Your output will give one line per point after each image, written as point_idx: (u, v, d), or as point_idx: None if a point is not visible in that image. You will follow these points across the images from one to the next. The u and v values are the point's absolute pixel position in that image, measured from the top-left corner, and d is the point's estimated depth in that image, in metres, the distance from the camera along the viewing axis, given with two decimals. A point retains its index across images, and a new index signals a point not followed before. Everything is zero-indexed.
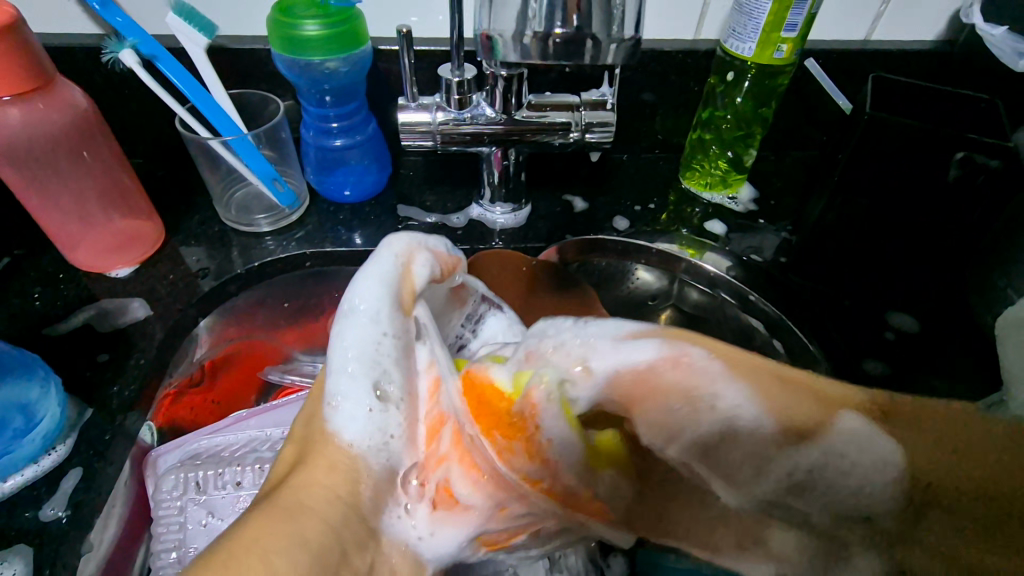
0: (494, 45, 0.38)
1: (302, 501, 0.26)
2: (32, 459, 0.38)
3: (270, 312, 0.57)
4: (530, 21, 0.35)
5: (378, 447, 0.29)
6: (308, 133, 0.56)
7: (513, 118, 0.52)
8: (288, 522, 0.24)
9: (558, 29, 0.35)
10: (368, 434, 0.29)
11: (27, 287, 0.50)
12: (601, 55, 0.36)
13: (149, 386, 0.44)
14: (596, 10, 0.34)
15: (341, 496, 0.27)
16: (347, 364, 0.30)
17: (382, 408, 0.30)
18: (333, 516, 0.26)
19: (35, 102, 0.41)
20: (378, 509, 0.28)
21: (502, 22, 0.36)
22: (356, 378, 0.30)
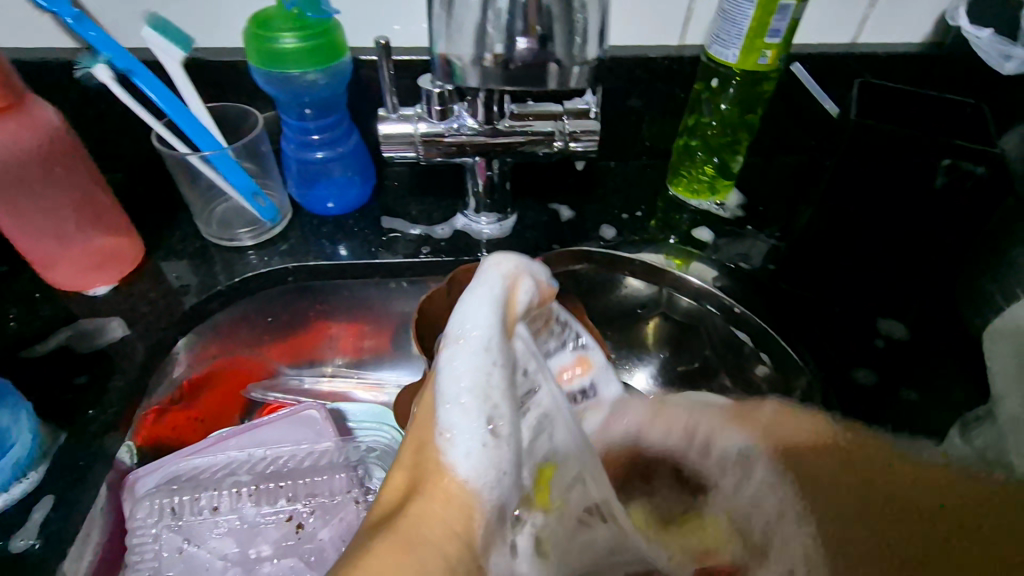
0: (454, 70, 0.37)
1: (421, 536, 0.24)
2: (5, 488, 0.37)
3: (252, 327, 0.56)
4: (488, 45, 0.35)
5: (497, 487, 0.27)
6: (289, 146, 0.55)
7: (496, 128, 0.51)
8: (397, 553, 0.23)
9: (519, 50, 0.34)
10: (492, 474, 0.27)
11: (3, 309, 0.49)
12: (564, 79, 0.36)
13: (127, 407, 0.43)
14: (557, 32, 0.34)
15: (458, 532, 0.25)
16: (461, 394, 0.27)
17: (496, 444, 0.27)
18: (454, 545, 0.24)
19: (6, 123, 0.41)
20: (488, 550, 0.26)
21: (460, 44, 0.36)
22: (471, 411, 0.27)
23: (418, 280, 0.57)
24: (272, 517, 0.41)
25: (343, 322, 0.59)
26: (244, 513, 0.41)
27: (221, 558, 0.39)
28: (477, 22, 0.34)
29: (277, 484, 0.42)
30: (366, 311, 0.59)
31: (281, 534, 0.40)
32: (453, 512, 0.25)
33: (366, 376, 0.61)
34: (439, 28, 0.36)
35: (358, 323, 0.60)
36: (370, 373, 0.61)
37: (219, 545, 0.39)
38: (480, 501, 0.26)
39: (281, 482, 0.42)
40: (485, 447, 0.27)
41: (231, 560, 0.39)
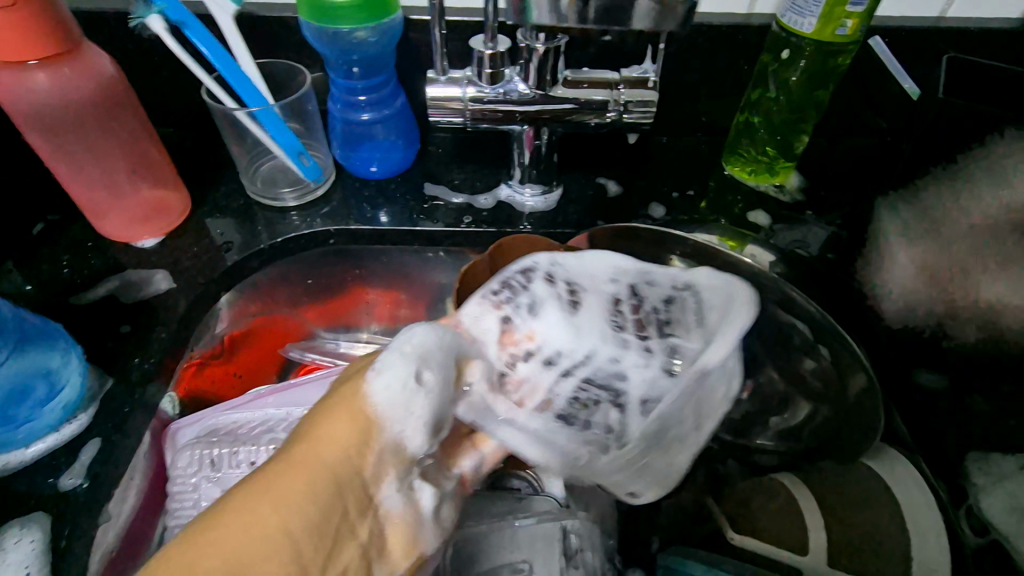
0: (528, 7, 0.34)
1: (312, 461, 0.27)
2: (54, 426, 0.38)
3: (292, 287, 0.56)
4: None
5: (399, 425, 0.28)
6: (336, 105, 0.54)
7: (547, 95, 0.49)
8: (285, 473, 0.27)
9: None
10: (397, 410, 0.28)
11: (56, 255, 0.50)
12: (658, 21, 0.34)
13: (168, 359, 0.44)
14: None
15: (336, 469, 0.27)
16: (405, 345, 0.30)
17: (417, 389, 0.29)
18: (326, 476, 0.27)
19: (62, 68, 0.41)
20: (376, 478, 0.28)
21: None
22: (405, 358, 0.29)
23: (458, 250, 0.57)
24: None
25: (379, 289, 0.60)
26: None
27: None
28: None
29: None
30: (404, 279, 0.59)
31: None
32: (346, 431, 0.28)
33: None
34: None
35: (394, 291, 0.60)
36: None
37: None
38: (384, 430, 0.28)
39: None
40: (380, 375, 0.29)
41: None
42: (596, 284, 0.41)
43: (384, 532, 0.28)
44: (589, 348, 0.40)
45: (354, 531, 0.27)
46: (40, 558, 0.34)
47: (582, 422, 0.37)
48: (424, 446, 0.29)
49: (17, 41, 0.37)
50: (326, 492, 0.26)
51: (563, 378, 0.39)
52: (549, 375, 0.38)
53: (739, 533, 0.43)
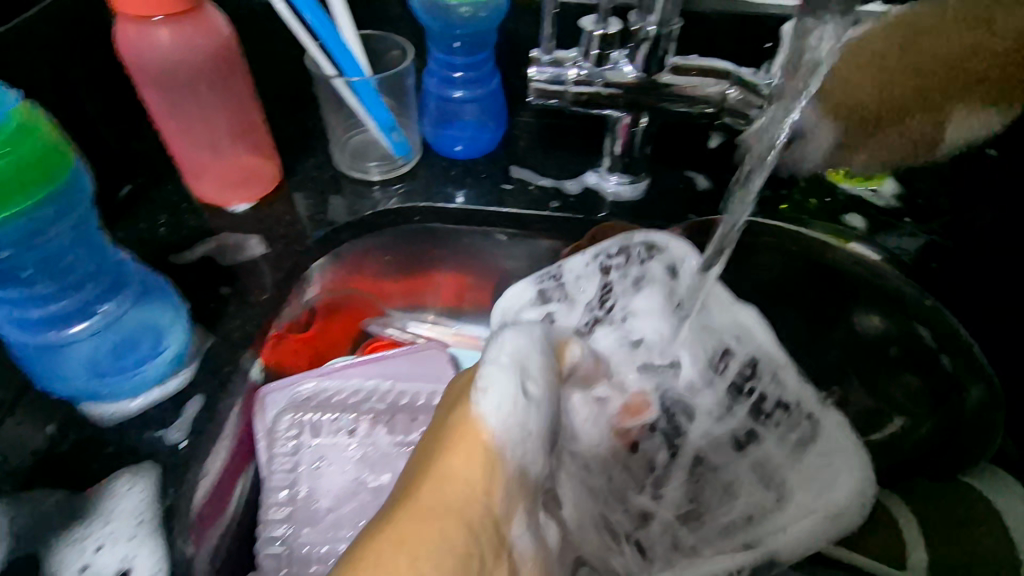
0: None
1: (442, 499, 0.26)
2: (158, 381, 0.38)
3: (375, 263, 0.56)
4: None
5: (519, 450, 0.28)
6: (431, 80, 0.54)
7: (653, 80, 0.47)
8: (419, 524, 0.25)
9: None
10: (517, 429, 0.28)
11: (153, 215, 0.50)
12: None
13: (264, 323, 0.44)
14: None
15: (479, 493, 0.26)
16: (501, 356, 0.30)
17: (528, 401, 0.29)
18: (462, 497, 0.26)
19: (185, 26, 0.41)
20: (510, 514, 0.28)
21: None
22: (507, 372, 0.29)
23: (523, 237, 0.55)
24: (403, 447, 0.41)
25: (449, 271, 0.58)
26: (376, 441, 0.41)
27: (351, 480, 0.40)
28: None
29: (408, 416, 0.42)
30: (473, 262, 0.58)
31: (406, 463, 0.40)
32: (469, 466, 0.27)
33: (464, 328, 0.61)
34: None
35: (463, 274, 0.59)
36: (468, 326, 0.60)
37: (350, 468, 0.40)
38: (501, 455, 0.27)
39: (413, 416, 0.42)
40: (491, 395, 0.28)
41: (359, 483, 0.40)
42: (693, 317, 0.45)
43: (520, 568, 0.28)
44: (685, 384, 0.45)
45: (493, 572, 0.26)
46: (154, 506, 0.34)
47: (655, 453, 0.44)
48: (540, 468, 0.29)
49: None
50: (459, 536, 0.25)
51: (622, 384, 0.46)
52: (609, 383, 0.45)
53: (830, 542, 0.40)
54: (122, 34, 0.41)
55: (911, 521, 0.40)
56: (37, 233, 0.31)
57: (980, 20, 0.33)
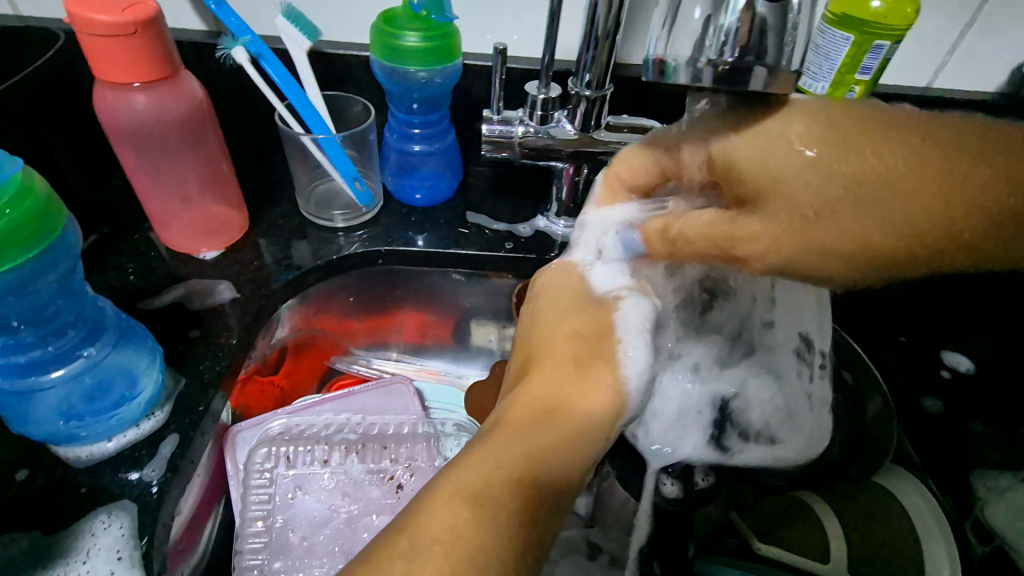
0: (666, 73, 0.30)
1: (561, 424, 0.31)
2: (133, 422, 0.40)
3: (340, 303, 0.60)
4: (708, 45, 0.28)
5: (636, 395, 0.34)
6: (391, 136, 0.59)
7: (590, 137, 0.54)
8: (519, 444, 0.30)
9: (728, 61, 0.28)
10: (634, 378, 0.34)
11: (122, 263, 0.52)
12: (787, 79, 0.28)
13: (235, 363, 0.46)
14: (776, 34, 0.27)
15: (574, 436, 0.31)
16: (634, 331, 0.35)
17: (631, 357, 0.34)
18: (566, 440, 0.30)
19: (161, 91, 0.45)
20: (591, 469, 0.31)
21: (681, 45, 0.29)
22: (638, 340, 0.35)
23: (479, 275, 0.60)
24: (375, 474, 0.44)
25: (411, 311, 0.63)
26: (350, 469, 0.44)
27: (327, 508, 0.42)
28: (701, 20, 0.28)
29: (380, 445, 0.45)
30: (434, 301, 0.63)
31: (380, 490, 0.43)
32: (598, 386, 0.33)
33: (427, 364, 0.65)
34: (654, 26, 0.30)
35: (423, 314, 0.64)
36: (431, 362, 0.65)
37: (326, 496, 0.43)
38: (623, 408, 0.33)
39: (385, 445, 0.45)
40: (636, 360, 0.34)
41: (334, 510, 0.42)
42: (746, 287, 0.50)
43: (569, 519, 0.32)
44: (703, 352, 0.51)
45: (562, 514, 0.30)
46: (130, 542, 0.36)
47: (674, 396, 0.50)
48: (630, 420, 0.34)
49: (130, 65, 0.41)
50: (559, 474, 0.29)
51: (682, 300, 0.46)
52: (698, 346, 0.51)
53: (767, 543, 0.45)
54: (101, 99, 0.44)
55: (831, 516, 0.45)
56: (29, 286, 0.33)
57: (967, 148, 0.29)
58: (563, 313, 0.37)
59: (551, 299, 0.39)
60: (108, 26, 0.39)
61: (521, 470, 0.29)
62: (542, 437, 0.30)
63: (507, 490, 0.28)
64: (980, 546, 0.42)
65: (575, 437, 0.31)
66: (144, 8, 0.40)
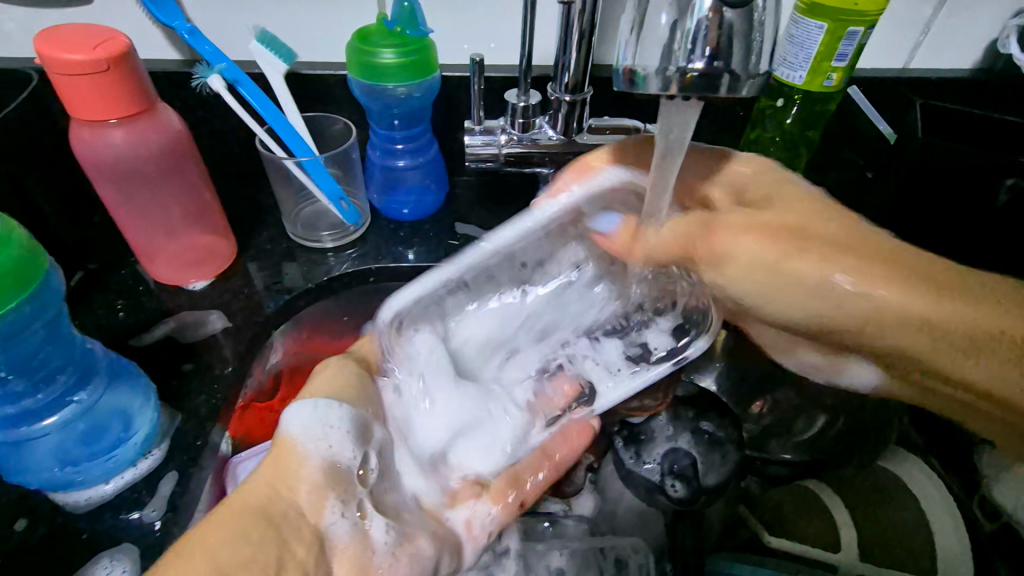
0: (635, 82, 0.29)
1: (210, 545, 0.30)
2: (132, 462, 0.40)
3: (334, 326, 0.59)
4: (675, 50, 0.28)
5: (321, 445, 0.36)
6: (374, 153, 0.59)
7: (574, 140, 0.54)
8: (196, 550, 0.30)
9: (697, 65, 0.27)
10: (317, 428, 0.36)
11: (110, 300, 0.52)
12: (739, 90, 0.28)
13: (232, 394, 0.46)
14: (741, 42, 0.27)
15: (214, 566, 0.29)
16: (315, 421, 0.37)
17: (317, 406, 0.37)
18: (226, 564, 0.29)
19: (139, 125, 0.45)
20: (314, 509, 0.34)
21: (650, 53, 0.28)
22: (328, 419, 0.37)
23: None
24: None
25: None
26: None
27: None
28: (667, 27, 0.28)
29: None
30: None
31: None
32: (245, 550, 0.30)
33: None
34: (623, 33, 0.30)
35: None
36: None
37: None
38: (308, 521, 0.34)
39: None
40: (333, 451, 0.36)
41: None
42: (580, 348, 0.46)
43: (335, 560, 0.34)
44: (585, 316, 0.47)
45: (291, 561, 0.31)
46: None
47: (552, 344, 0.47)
48: (352, 460, 0.36)
49: (105, 102, 0.41)
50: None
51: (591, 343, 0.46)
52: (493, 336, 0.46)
53: (777, 536, 0.45)
54: (78, 137, 0.44)
55: (837, 504, 0.46)
56: (17, 333, 0.33)
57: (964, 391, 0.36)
58: (264, 470, 0.35)
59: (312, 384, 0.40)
60: (80, 65, 0.39)
61: (263, 513, 0.33)
62: (235, 505, 0.32)
63: None
64: (988, 523, 0.43)
65: (268, 510, 0.33)
66: (116, 45, 0.40)
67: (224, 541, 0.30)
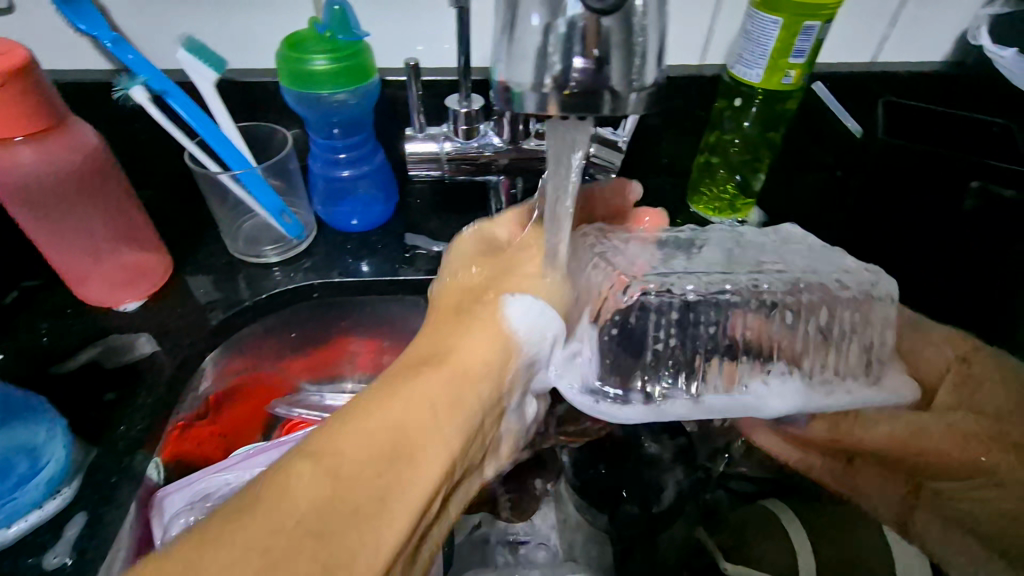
0: (514, 98, 0.28)
1: (342, 451, 0.27)
2: (35, 505, 0.38)
3: (278, 342, 0.57)
4: (549, 64, 0.27)
5: (535, 335, 0.34)
6: (316, 163, 0.56)
7: (521, 146, 0.51)
8: (331, 449, 0.27)
9: (575, 67, 0.26)
10: (529, 320, 0.35)
11: (36, 324, 0.49)
12: (622, 105, 0.27)
13: (157, 423, 0.44)
14: (617, 50, 0.26)
15: (393, 447, 0.27)
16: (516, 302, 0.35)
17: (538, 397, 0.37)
18: (390, 445, 0.27)
19: (49, 142, 0.42)
20: (508, 388, 0.34)
21: (522, 69, 0.27)
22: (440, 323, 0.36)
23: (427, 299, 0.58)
24: None
25: (361, 339, 0.61)
26: None
27: None
28: (538, 30, 0.26)
29: None
30: (385, 329, 0.60)
31: None
32: (396, 405, 0.29)
33: None
34: (497, 46, 0.29)
35: (376, 340, 0.61)
36: None
37: None
38: (476, 380, 0.32)
39: None
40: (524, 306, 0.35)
41: None
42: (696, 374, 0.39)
43: (504, 434, 0.36)
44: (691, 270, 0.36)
45: (423, 457, 0.28)
46: None
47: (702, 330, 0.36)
48: (546, 345, 0.35)
49: (5, 119, 0.39)
50: (388, 470, 0.27)
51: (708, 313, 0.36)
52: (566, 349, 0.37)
53: (735, 563, 0.42)
54: None
55: (798, 529, 0.42)
56: None
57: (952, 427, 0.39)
58: (428, 342, 0.34)
59: (473, 260, 0.39)
60: None
61: (393, 433, 0.28)
62: (373, 436, 0.27)
63: (309, 533, 0.24)
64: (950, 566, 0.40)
65: (405, 442, 0.28)
66: (13, 59, 0.37)
67: (403, 457, 0.27)
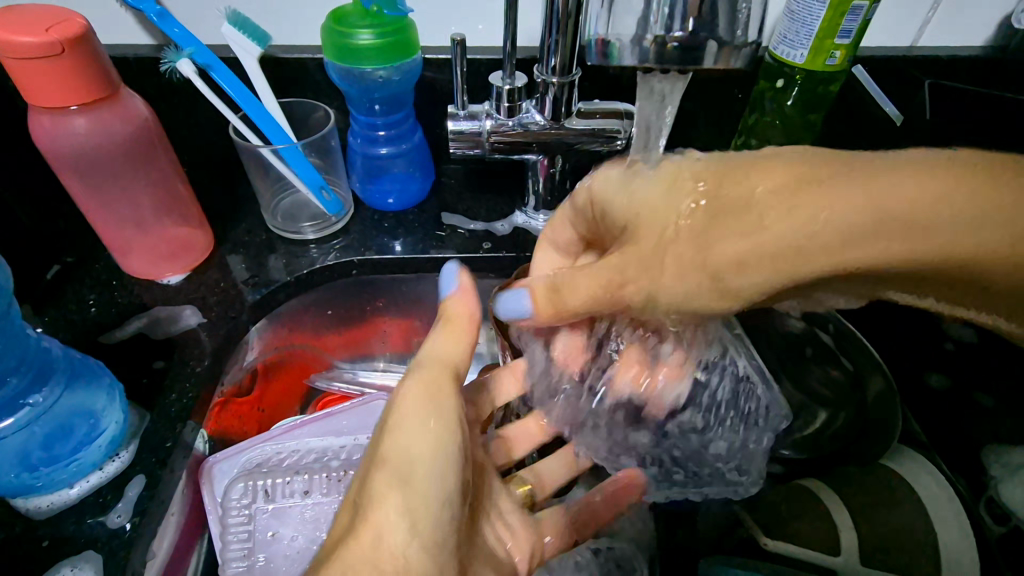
0: (611, 52, 0.33)
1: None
2: (97, 465, 0.39)
3: (315, 317, 0.58)
4: (652, 22, 0.31)
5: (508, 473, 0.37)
6: (356, 140, 0.56)
7: (562, 125, 0.51)
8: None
9: (676, 34, 0.31)
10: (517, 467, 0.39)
11: (82, 294, 0.50)
12: (722, 59, 0.31)
13: (205, 393, 0.44)
14: (720, 8, 0.30)
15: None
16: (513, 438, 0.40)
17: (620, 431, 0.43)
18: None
19: (101, 112, 0.42)
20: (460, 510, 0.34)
21: (624, 22, 0.32)
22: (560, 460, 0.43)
23: None
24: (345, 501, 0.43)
25: (395, 318, 0.61)
26: (320, 501, 0.43)
27: (297, 550, 0.42)
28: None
29: None
30: (418, 308, 0.60)
31: None
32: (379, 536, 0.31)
33: None
34: (595, 7, 0.32)
35: (409, 320, 0.62)
36: None
37: (299, 531, 0.42)
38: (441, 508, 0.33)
39: None
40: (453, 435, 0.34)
41: (305, 550, 0.42)
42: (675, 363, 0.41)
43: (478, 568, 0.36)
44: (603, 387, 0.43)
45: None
46: None
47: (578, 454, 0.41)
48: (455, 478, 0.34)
49: (61, 88, 0.39)
50: None
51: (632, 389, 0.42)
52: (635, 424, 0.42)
53: (774, 538, 0.43)
54: (37, 124, 0.42)
55: (838, 504, 0.43)
56: None
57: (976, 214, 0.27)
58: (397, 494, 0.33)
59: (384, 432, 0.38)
60: (32, 48, 0.36)
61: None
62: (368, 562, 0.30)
63: None
64: (996, 526, 0.40)
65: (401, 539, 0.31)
66: (72, 27, 0.37)
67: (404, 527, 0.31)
